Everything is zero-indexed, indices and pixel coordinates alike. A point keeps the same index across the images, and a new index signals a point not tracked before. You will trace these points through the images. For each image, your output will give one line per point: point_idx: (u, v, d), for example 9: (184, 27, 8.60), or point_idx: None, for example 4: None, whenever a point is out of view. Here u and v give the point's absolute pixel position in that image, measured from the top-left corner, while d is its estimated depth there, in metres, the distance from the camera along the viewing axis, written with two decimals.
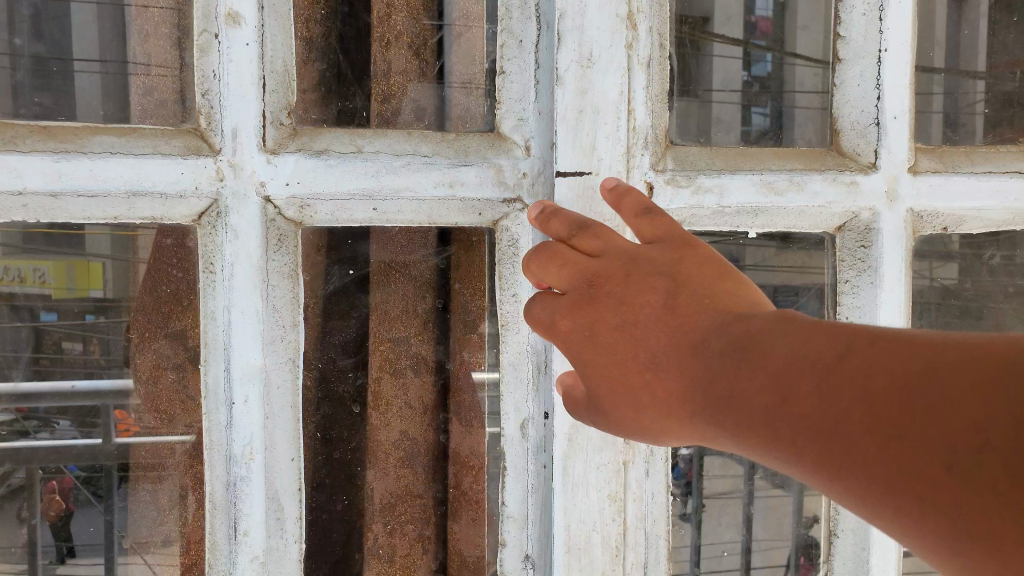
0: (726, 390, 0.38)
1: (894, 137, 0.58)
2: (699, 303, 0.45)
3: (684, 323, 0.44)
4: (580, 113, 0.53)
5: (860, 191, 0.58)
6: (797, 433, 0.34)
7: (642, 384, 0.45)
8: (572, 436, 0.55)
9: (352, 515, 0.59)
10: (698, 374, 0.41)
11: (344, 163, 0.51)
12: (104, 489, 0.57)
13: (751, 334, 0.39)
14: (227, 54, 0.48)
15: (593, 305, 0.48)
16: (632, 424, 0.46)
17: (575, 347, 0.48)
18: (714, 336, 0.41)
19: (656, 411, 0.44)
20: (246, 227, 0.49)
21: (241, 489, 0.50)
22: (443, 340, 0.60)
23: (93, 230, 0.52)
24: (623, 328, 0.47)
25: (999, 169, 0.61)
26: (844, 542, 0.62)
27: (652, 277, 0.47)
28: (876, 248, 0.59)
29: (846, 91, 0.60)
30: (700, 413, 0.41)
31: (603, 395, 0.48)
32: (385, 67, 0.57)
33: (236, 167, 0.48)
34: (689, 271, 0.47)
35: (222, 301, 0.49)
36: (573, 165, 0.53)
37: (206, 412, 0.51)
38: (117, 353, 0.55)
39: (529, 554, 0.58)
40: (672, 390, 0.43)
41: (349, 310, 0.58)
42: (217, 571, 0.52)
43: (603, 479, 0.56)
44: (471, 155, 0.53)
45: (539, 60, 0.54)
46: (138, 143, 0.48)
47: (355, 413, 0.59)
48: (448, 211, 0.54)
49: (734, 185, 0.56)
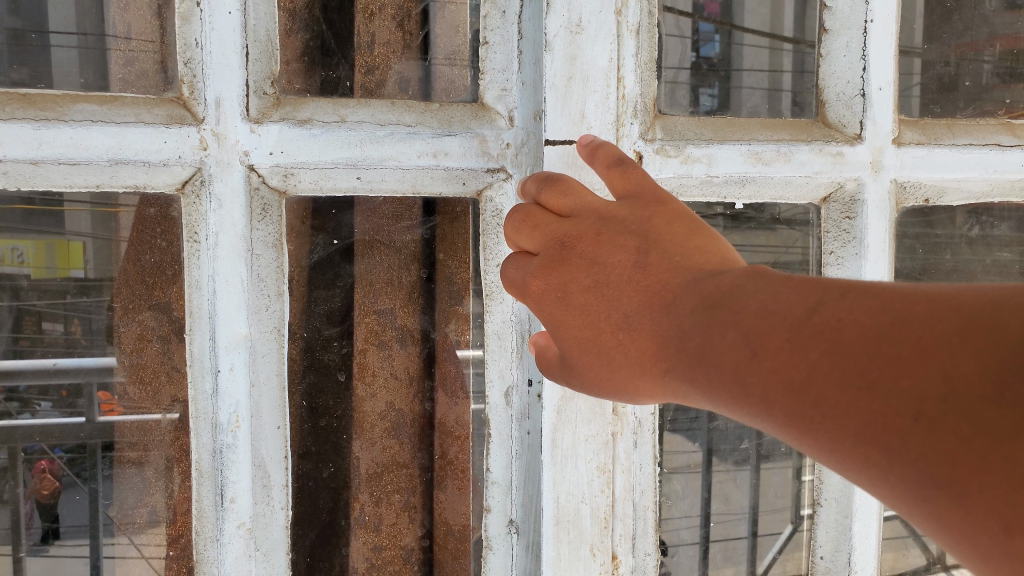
0: (697, 348, 0.39)
1: (879, 107, 0.58)
2: (670, 261, 0.45)
3: (656, 282, 0.44)
4: (569, 80, 0.53)
5: (847, 162, 0.58)
6: (767, 387, 0.34)
7: (617, 344, 0.46)
8: (561, 407, 0.55)
9: (339, 482, 0.60)
10: (670, 335, 0.42)
11: (327, 133, 0.51)
12: (89, 469, 0.57)
13: (721, 291, 0.40)
14: (209, 22, 0.48)
15: (564, 266, 0.49)
16: (611, 384, 0.47)
17: (547, 308, 0.49)
18: (685, 295, 0.42)
19: (631, 371, 0.45)
20: (229, 195, 0.49)
21: (227, 456, 0.51)
22: (428, 310, 0.60)
23: (72, 207, 0.52)
24: (598, 288, 0.47)
25: (980, 141, 0.62)
26: (828, 511, 0.63)
27: (622, 235, 0.47)
28: (861, 219, 0.59)
29: (832, 62, 0.61)
30: (672, 371, 0.41)
31: (578, 355, 0.48)
32: (369, 38, 0.57)
33: (220, 137, 0.49)
34: (660, 228, 0.47)
35: (206, 270, 0.50)
36: (563, 135, 0.53)
37: (191, 380, 0.51)
38: (99, 330, 0.55)
39: (513, 520, 0.58)
40: (644, 350, 0.44)
41: (333, 279, 0.58)
42: (205, 538, 0.52)
43: (592, 451, 0.56)
44: (456, 125, 0.53)
45: (522, 30, 0.54)
46: (120, 111, 0.48)
47: (341, 382, 0.59)
48: (432, 181, 0.54)
49: (722, 155, 0.57)
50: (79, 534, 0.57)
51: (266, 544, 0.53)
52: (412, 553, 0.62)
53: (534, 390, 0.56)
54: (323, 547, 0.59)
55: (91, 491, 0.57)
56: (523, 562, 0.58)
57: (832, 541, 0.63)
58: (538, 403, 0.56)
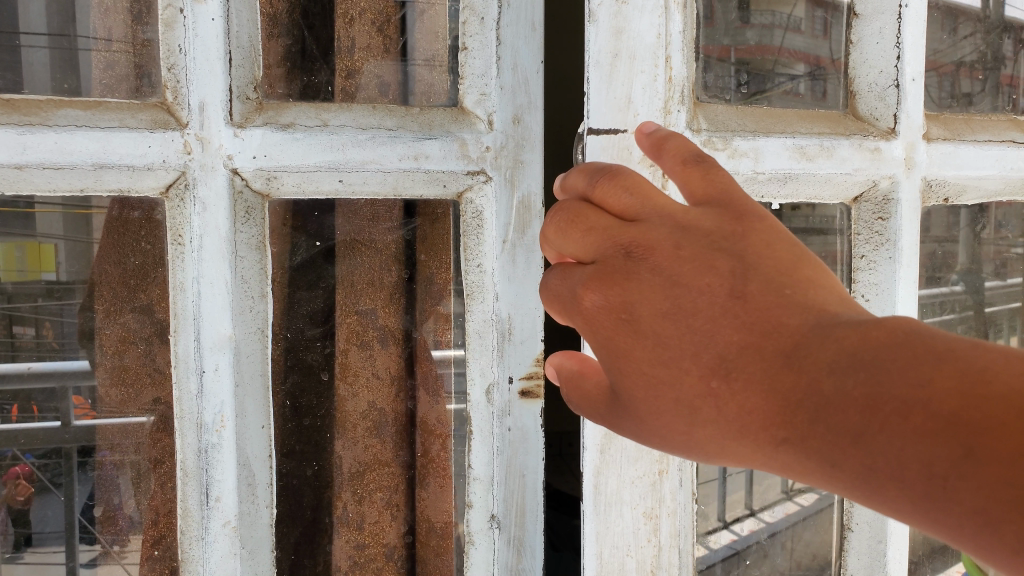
0: (853, 422, 0.36)
1: (912, 99, 0.62)
2: (775, 292, 0.43)
3: (769, 323, 0.41)
4: (615, 57, 0.56)
5: (883, 158, 0.61)
6: (971, 487, 0.31)
7: (713, 397, 0.42)
8: (603, 449, 0.59)
9: (323, 481, 0.60)
10: (808, 398, 0.38)
11: (309, 137, 0.52)
12: (64, 473, 0.57)
13: (872, 348, 0.37)
14: (193, 29, 0.49)
15: (626, 287, 0.46)
16: (682, 438, 0.44)
17: (607, 327, 0.47)
18: (821, 347, 0.39)
19: (734, 436, 0.41)
20: (213, 198, 0.50)
21: (213, 456, 0.52)
22: (409, 310, 0.61)
23: (45, 209, 0.53)
24: (688, 322, 0.44)
25: (997, 137, 0.67)
26: (860, 537, 0.66)
27: (713, 253, 0.45)
28: (896, 220, 0.62)
29: (864, 49, 0.64)
30: (805, 442, 0.38)
31: (649, 399, 0.45)
32: (349, 43, 0.58)
33: (204, 141, 0.49)
34: (757, 252, 0.45)
35: (191, 273, 0.50)
36: (606, 123, 0.56)
37: (175, 381, 0.52)
38: (71, 333, 0.56)
39: (495, 514, 0.59)
40: (761, 414, 0.40)
41: (316, 280, 0.59)
42: (190, 537, 0.53)
43: (637, 496, 0.60)
44: (436, 129, 0.54)
45: (501, 37, 0.56)
46: (105, 116, 0.49)
47: (324, 381, 0.60)
48: (414, 183, 0.55)
49: (768, 149, 0.59)
50: (59, 539, 0.57)
51: (250, 543, 0.54)
52: (396, 550, 0.63)
53: (516, 388, 0.58)
54: (307, 545, 0.60)
55: (68, 495, 0.57)
56: (507, 555, 0.59)
57: (865, 568, 0.66)
58: (524, 400, 0.58)
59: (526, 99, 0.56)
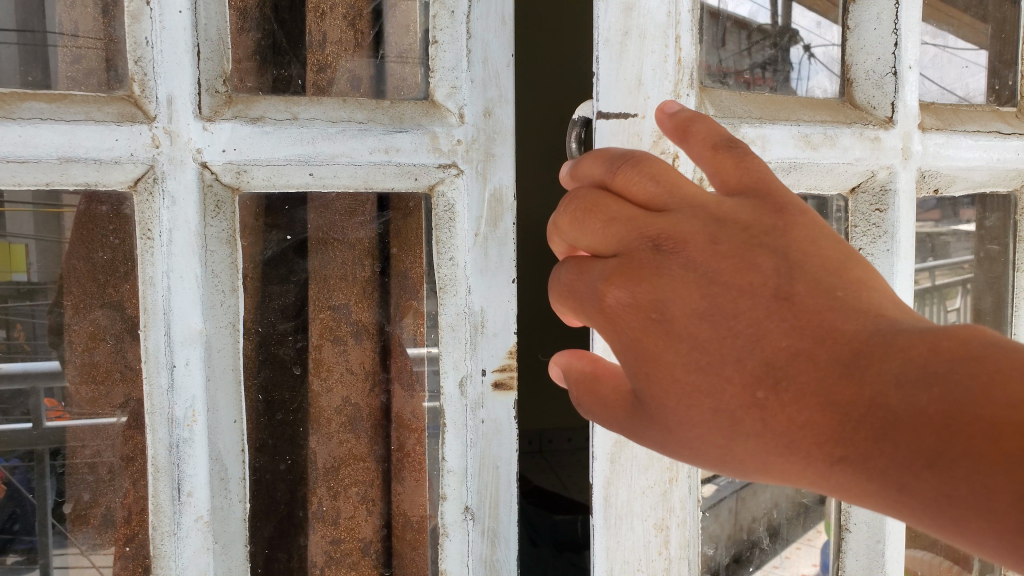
0: (925, 442, 0.33)
1: (908, 88, 0.62)
2: (827, 294, 0.41)
3: (822, 328, 0.39)
4: (625, 35, 0.56)
5: (883, 147, 0.62)
6: None
7: (759, 410, 0.40)
8: (613, 458, 0.59)
9: (296, 475, 0.60)
10: (871, 413, 0.36)
11: (279, 130, 0.52)
12: (36, 477, 0.56)
13: (946, 363, 0.35)
14: (160, 21, 0.49)
15: (657, 283, 0.43)
16: (716, 453, 0.41)
17: (633, 328, 0.44)
18: (885, 357, 0.37)
19: (781, 453, 0.39)
20: (183, 192, 0.50)
21: (184, 451, 0.52)
22: (382, 304, 0.61)
23: (14, 207, 0.52)
24: (729, 325, 0.41)
25: (984, 128, 0.67)
26: (858, 536, 0.67)
27: (757, 251, 0.43)
28: (893, 210, 0.63)
29: (862, 35, 0.64)
30: (865, 462, 0.35)
31: (680, 408, 0.42)
32: (320, 37, 0.58)
33: (172, 135, 0.49)
34: (801, 250, 0.43)
35: (161, 267, 0.50)
36: (616, 107, 0.56)
37: (146, 376, 0.51)
38: (43, 334, 0.55)
39: (469, 507, 0.59)
40: (813, 429, 0.38)
41: (288, 274, 0.58)
42: (162, 533, 0.53)
43: (648, 509, 0.60)
44: (407, 122, 0.54)
45: (471, 31, 0.56)
46: (71, 109, 0.48)
47: (297, 375, 0.59)
48: (384, 176, 0.55)
49: (775, 138, 0.59)
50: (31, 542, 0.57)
51: (224, 537, 0.54)
52: (371, 545, 0.63)
53: (489, 380, 0.58)
54: (280, 539, 0.60)
55: (41, 499, 0.56)
56: (482, 546, 0.60)
57: (864, 568, 0.67)
58: (496, 394, 0.58)
59: (496, 93, 0.57)
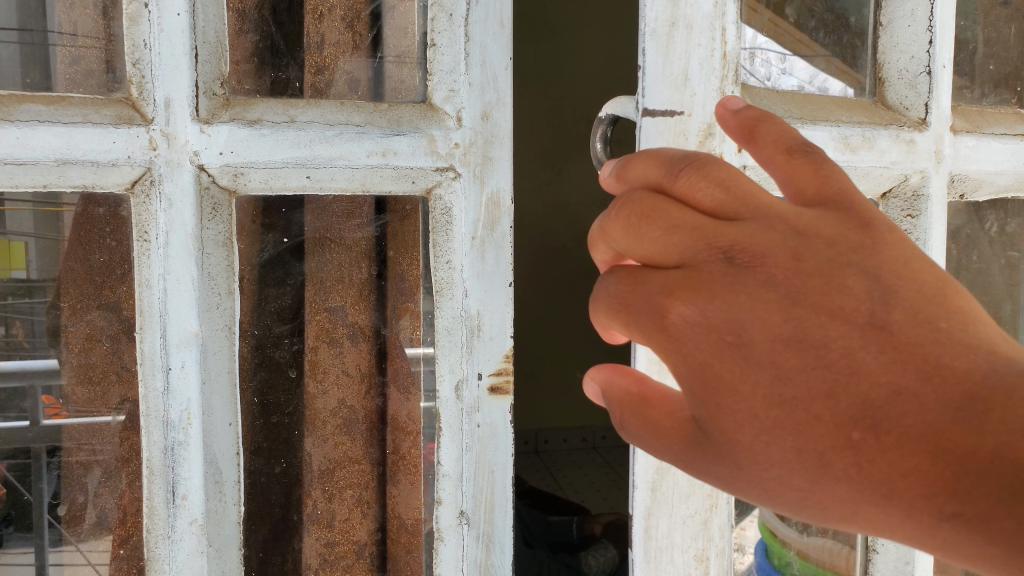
0: None
1: (942, 87, 0.62)
2: (928, 327, 0.39)
3: (928, 365, 0.37)
4: (671, 27, 0.55)
5: (918, 150, 0.62)
6: None
7: (856, 453, 0.38)
8: (654, 488, 0.58)
9: (291, 477, 0.60)
10: (995, 467, 0.34)
11: (276, 133, 0.52)
12: (34, 474, 0.56)
13: None
14: (158, 24, 0.49)
15: (735, 302, 0.40)
16: (799, 493, 0.39)
17: (703, 349, 0.40)
18: (1007, 404, 0.35)
19: (880, 500, 0.37)
20: (179, 194, 0.50)
21: (179, 454, 0.51)
22: (379, 306, 0.61)
23: (14, 206, 0.52)
24: (820, 357, 0.39)
25: (1010, 130, 0.67)
26: (885, 556, 0.65)
27: (848, 275, 0.40)
28: (926, 216, 0.63)
29: (895, 31, 0.64)
30: (983, 520, 0.34)
31: (759, 443, 0.40)
32: (318, 39, 0.58)
33: (169, 137, 0.49)
34: (895, 277, 0.40)
35: (157, 269, 0.50)
36: (661, 104, 0.55)
37: (141, 378, 0.51)
38: (41, 332, 0.55)
39: (464, 511, 0.59)
40: (920, 478, 0.36)
41: (284, 277, 0.58)
42: (156, 536, 0.53)
43: (688, 540, 0.60)
44: (404, 125, 0.54)
45: (469, 34, 0.56)
46: (68, 111, 0.48)
47: (292, 378, 0.60)
48: (382, 180, 0.55)
49: (814, 136, 0.60)
50: (25, 541, 0.57)
51: (218, 540, 0.54)
52: (366, 547, 0.63)
53: (484, 384, 0.58)
54: (275, 542, 0.59)
55: (37, 497, 0.57)
56: (477, 551, 0.59)
57: None
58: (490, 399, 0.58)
59: (495, 96, 0.57)
